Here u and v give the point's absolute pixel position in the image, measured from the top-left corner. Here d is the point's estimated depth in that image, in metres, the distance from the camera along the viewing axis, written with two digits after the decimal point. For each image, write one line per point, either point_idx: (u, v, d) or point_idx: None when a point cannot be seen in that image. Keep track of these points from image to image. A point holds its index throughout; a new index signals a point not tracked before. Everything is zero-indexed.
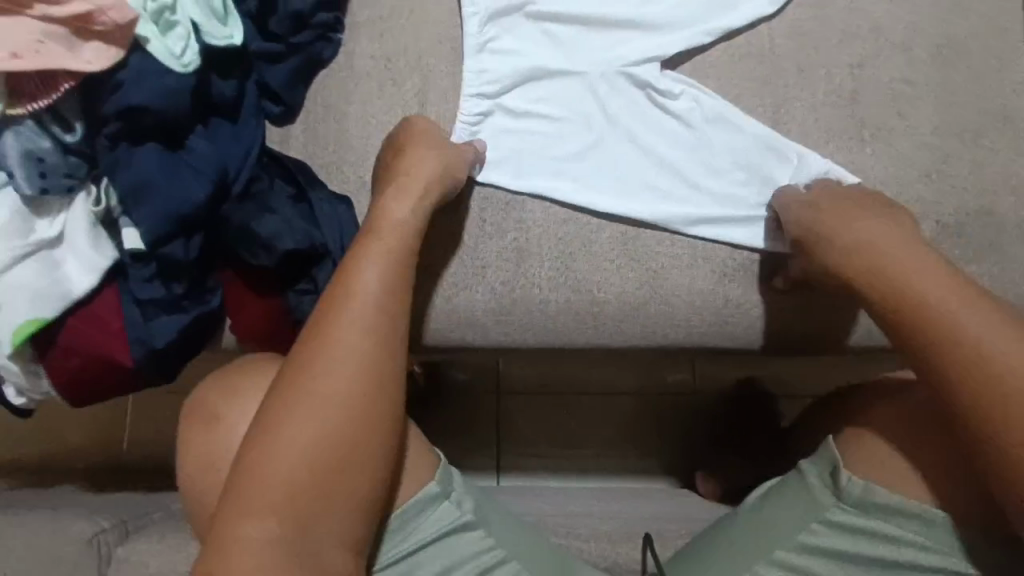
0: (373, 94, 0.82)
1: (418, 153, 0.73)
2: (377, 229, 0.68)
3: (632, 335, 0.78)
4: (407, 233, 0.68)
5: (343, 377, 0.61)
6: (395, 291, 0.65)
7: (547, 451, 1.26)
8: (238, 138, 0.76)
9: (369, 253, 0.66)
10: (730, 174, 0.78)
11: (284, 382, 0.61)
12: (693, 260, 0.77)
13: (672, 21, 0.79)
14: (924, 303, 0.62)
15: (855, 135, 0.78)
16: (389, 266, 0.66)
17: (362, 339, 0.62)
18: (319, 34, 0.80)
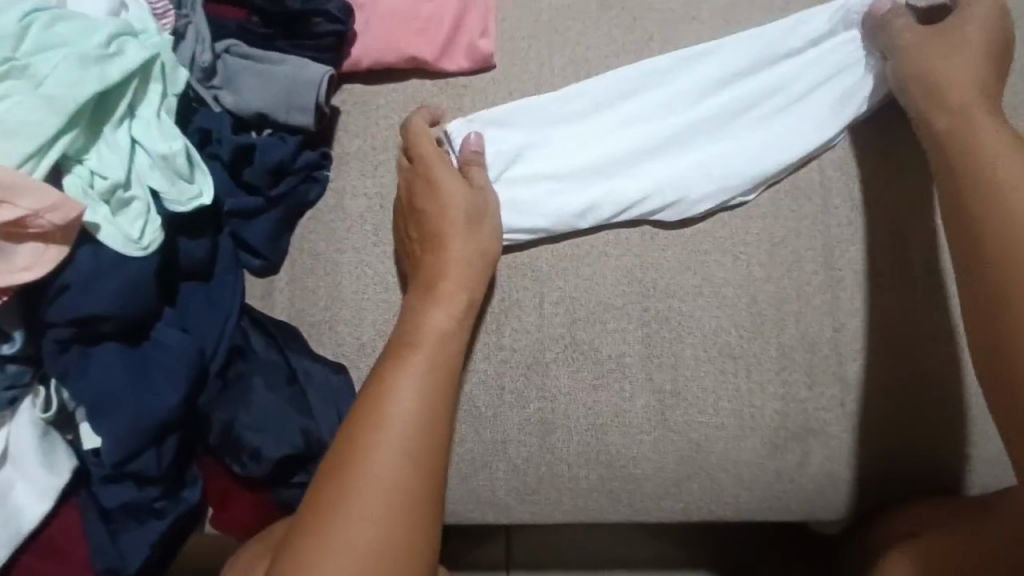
0: (368, 240, 0.70)
1: (454, 242, 0.65)
2: (416, 337, 0.62)
3: (673, 513, 0.69)
4: (449, 343, 0.63)
5: (393, 506, 0.55)
6: (441, 415, 0.60)
7: (571, 555, 1.10)
8: (214, 307, 0.65)
9: (411, 368, 0.60)
10: (789, 358, 0.68)
11: (317, 503, 0.56)
12: (742, 430, 0.68)
13: (725, 139, 0.71)
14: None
15: (920, 279, 0.69)
16: (427, 385, 0.60)
17: (410, 459, 0.57)
18: (304, 176, 0.69)
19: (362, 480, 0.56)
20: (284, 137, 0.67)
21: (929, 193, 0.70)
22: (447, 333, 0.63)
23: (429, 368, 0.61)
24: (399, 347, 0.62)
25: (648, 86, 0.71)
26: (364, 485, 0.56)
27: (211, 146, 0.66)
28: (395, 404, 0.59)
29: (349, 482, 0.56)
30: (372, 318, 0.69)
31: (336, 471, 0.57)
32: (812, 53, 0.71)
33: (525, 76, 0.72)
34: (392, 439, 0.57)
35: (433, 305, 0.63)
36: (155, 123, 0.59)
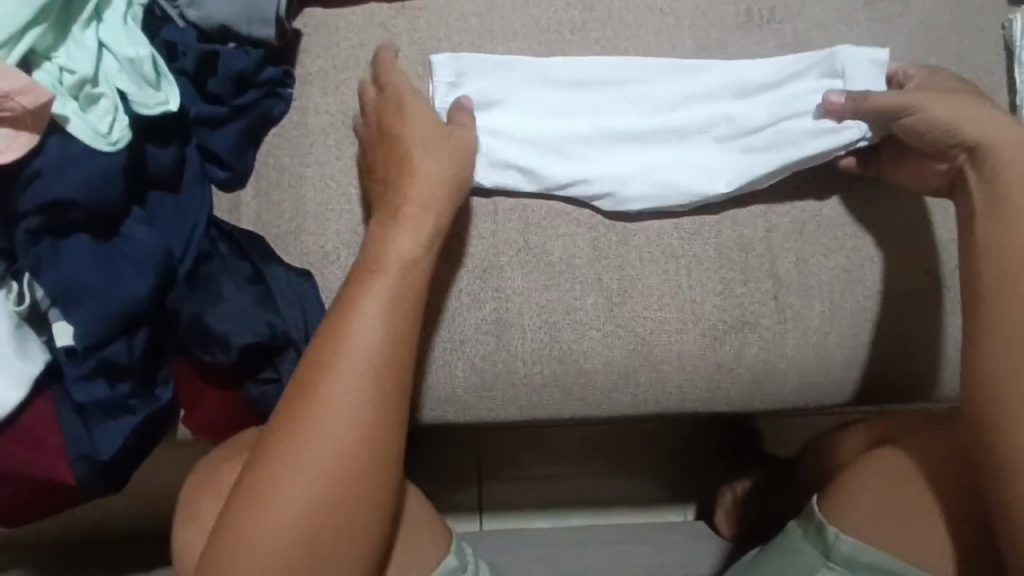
0: (330, 154, 0.74)
1: (433, 164, 0.66)
2: (373, 268, 0.61)
3: (623, 406, 0.74)
4: (408, 279, 0.61)
5: (346, 430, 0.56)
6: (403, 344, 0.59)
7: (538, 487, 1.12)
8: (181, 213, 0.69)
9: (370, 297, 0.59)
10: (729, 258, 0.73)
11: (275, 430, 0.57)
12: (684, 323, 0.73)
13: (689, 154, 0.73)
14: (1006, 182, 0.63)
15: (845, 186, 0.74)
16: (389, 315, 0.59)
17: (370, 390, 0.57)
18: (267, 90, 0.73)
19: (315, 410, 0.56)
20: (247, 51, 0.71)
21: None
22: (412, 267, 0.62)
23: (386, 302, 0.59)
24: (359, 273, 0.61)
25: (631, 84, 0.74)
26: (316, 416, 0.56)
27: (178, 59, 0.70)
28: (347, 336, 0.58)
29: (303, 411, 0.56)
30: (335, 227, 0.73)
31: (292, 401, 0.57)
32: (798, 85, 0.74)
33: None
34: (345, 370, 0.57)
35: (398, 238, 0.62)
36: (121, 27, 0.63)
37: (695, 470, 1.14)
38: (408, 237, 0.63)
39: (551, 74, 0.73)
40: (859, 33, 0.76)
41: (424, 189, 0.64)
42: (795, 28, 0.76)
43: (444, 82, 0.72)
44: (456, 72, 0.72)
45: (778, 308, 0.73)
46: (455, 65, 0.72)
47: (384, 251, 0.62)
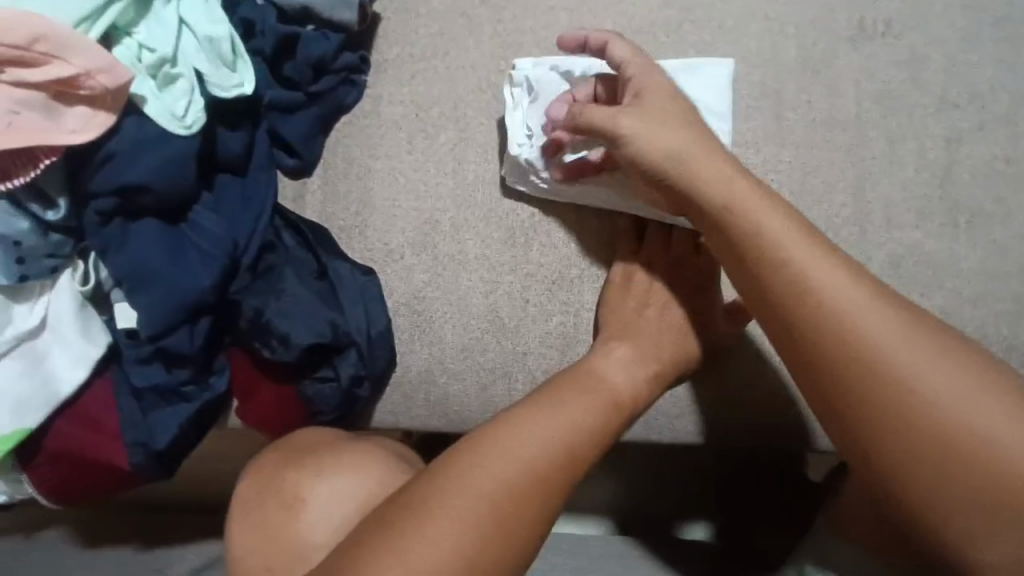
0: (402, 148, 0.72)
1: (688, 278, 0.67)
2: (588, 376, 0.59)
3: (688, 435, 0.70)
4: (614, 409, 0.58)
5: (500, 507, 0.49)
6: (581, 443, 0.54)
7: None
8: (249, 200, 0.67)
9: (565, 394, 0.57)
10: None
11: (448, 490, 0.49)
12: (760, 355, 0.69)
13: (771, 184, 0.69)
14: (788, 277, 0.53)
15: (948, 222, 0.68)
16: (578, 407, 0.56)
17: (535, 470, 0.51)
18: (342, 77, 0.70)
19: (502, 492, 0.50)
20: (327, 35, 0.68)
21: (968, 130, 0.68)
22: (608, 389, 0.59)
23: (597, 424, 0.56)
24: (562, 378, 0.59)
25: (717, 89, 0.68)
26: (500, 511, 0.49)
27: (255, 39, 0.67)
28: (546, 434, 0.53)
29: (491, 495, 0.49)
30: (400, 224, 0.71)
31: (474, 476, 0.50)
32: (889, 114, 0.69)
33: None
34: (547, 469, 0.52)
35: (627, 347, 0.63)
36: (203, 4, 0.61)
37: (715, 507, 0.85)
38: (620, 370, 0.61)
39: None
40: (983, 52, 0.69)
41: (660, 286, 0.67)
42: (912, 42, 0.69)
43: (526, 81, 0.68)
44: (533, 76, 0.68)
45: None
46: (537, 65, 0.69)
47: (596, 368, 0.61)
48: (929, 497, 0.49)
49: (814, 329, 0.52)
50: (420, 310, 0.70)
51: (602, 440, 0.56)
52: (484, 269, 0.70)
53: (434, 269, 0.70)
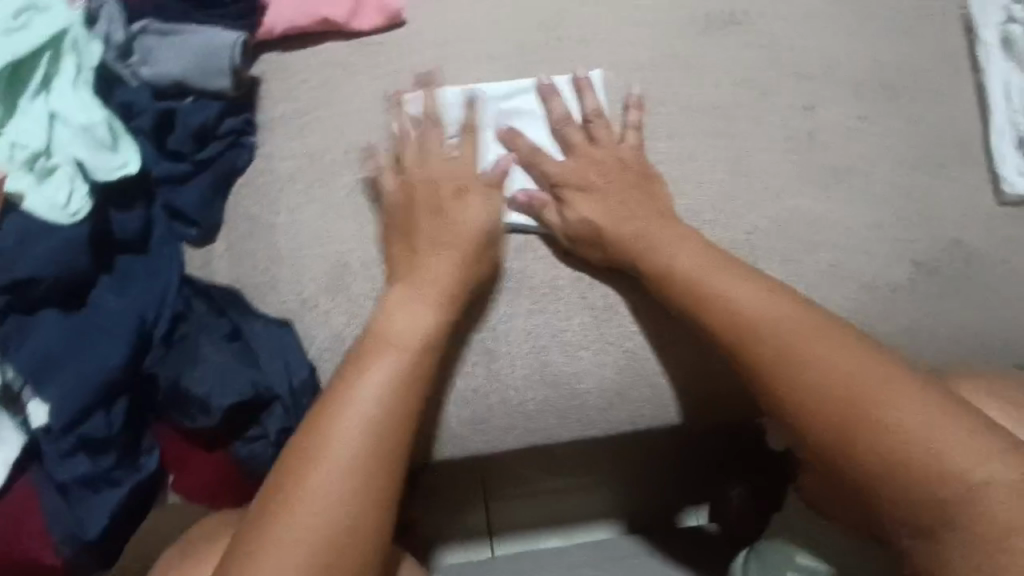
0: (301, 199, 0.73)
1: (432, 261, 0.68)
2: (390, 333, 0.62)
3: (620, 423, 0.73)
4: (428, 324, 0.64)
5: (326, 528, 0.52)
6: (396, 424, 0.58)
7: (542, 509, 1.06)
8: (154, 275, 0.68)
9: (362, 384, 0.59)
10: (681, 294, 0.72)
11: (273, 537, 0.51)
12: (674, 335, 0.72)
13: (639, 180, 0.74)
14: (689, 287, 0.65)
15: (818, 183, 0.72)
16: (371, 415, 0.57)
17: (355, 481, 0.55)
18: (229, 142, 0.72)
19: (326, 526, 0.52)
20: (205, 104, 0.71)
21: (819, 99, 0.74)
22: (405, 361, 0.61)
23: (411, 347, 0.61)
24: (319, 412, 0.58)
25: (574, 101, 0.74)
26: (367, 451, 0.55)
27: (134, 120, 0.69)
28: (354, 423, 0.57)
29: (314, 532, 0.52)
30: (311, 273, 0.72)
31: (335, 453, 0.55)
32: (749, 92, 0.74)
33: (436, 31, 0.76)
34: (363, 473, 0.55)
35: (395, 368, 0.60)
36: (70, 93, 0.63)
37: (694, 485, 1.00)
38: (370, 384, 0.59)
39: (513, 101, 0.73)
40: (819, 28, 0.75)
41: (448, 258, 0.67)
42: (759, 29, 0.76)
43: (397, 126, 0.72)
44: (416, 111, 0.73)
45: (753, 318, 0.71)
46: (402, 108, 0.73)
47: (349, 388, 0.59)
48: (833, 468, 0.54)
49: (729, 324, 0.62)
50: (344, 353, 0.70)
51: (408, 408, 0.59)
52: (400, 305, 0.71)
53: (352, 310, 0.71)
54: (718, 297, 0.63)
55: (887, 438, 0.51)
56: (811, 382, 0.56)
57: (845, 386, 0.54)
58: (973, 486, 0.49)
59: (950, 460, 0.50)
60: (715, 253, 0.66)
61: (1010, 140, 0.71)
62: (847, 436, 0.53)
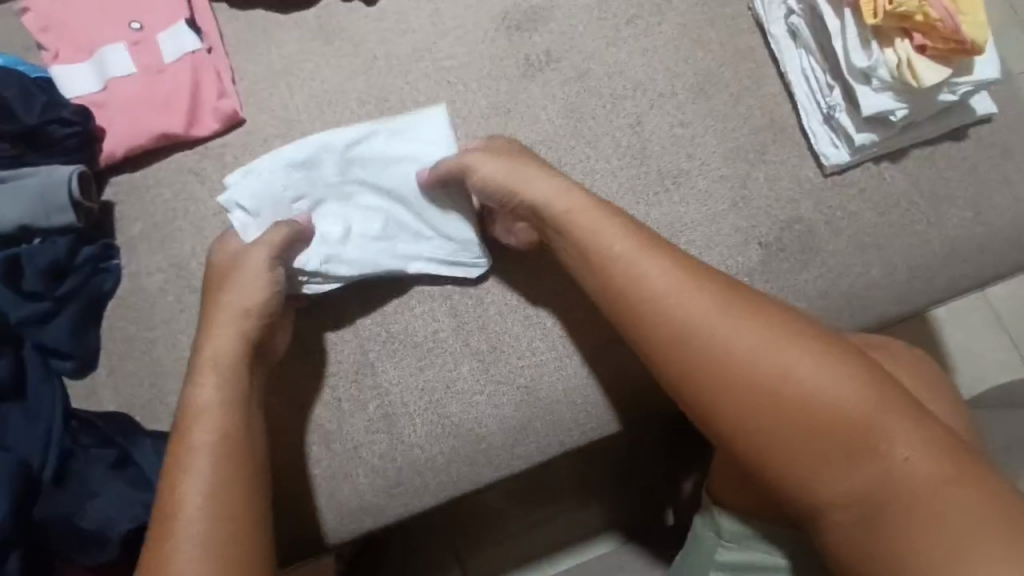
0: (174, 309, 0.74)
1: (225, 325, 0.65)
2: (193, 424, 0.60)
3: (530, 455, 0.74)
4: (237, 406, 0.62)
5: None
6: (231, 505, 0.56)
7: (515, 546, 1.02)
8: (33, 418, 0.68)
9: (186, 484, 0.57)
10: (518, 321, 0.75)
11: None
12: (559, 360, 0.75)
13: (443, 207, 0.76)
14: (613, 273, 0.63)
15: (660, 189, 0.77)
16: (201, 508, 0.56)
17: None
18: (89, 271, 0.73)
19: None
20: (55, 241, 0.72)
21: (642, 113, 0.79)
22: (220, 438, 0.59)
23: (219, 437, 0.60)
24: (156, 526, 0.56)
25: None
26: (211, 557, 0.53)
27: None
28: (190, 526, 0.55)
29: None
30: None
31: (177, 565, 0.53)
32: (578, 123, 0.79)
33: (274, 122, 0.78)
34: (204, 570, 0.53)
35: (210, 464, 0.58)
36: None
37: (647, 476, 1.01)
38: (193, 482, 0.57)
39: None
40: (628, 48, 0.80)
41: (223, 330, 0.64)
42: (572, 61, 0.80)
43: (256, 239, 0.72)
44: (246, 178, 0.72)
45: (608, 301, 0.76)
46: (253, 227, 0.72)
47: (177, 493, 0.56)
48: (762, 438, 0.55)
49: (678, 318, 0.59)
50: None
51: (239, 487, 0.58)
52: (290, 388, 0.73)
53: None
54: (640, 277, 0.61)
55: (824, 418, 0.53)
56: (743, 356, 0.56)
57: (792, 372, 0.55)
58: (893, 460, 0.51)
59: (877, 435, 0.52)
60: (636, 232, 0.65)
61: (818, 118, 0.77)
62: (787, 421, 0.54)
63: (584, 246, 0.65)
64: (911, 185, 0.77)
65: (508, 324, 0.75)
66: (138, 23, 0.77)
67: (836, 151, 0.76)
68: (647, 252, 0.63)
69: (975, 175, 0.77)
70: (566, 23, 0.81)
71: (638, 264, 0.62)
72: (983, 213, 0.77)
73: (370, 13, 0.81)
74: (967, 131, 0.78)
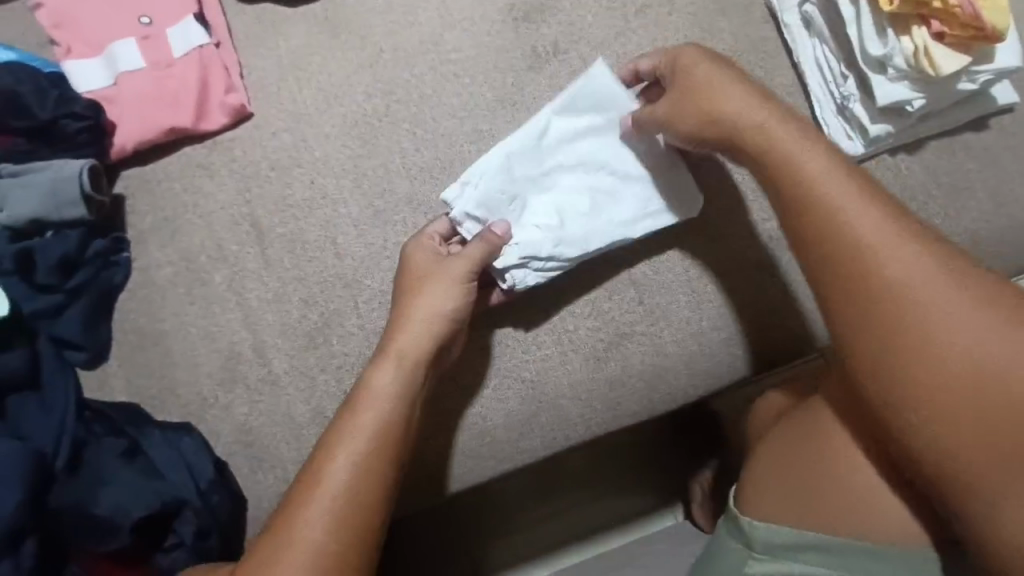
0: (183, 302, 0.75)
1: (428, 302, 0.67)
2: (362, 405, 0.62)
3: (534, 449, 0.74)
4: (402, 408, 0.63)
5: None
6: (364, 508, 0.59)
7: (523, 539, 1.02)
8: (46, 408, 0.69)
9: (333, 471, 0.59)
10: (612, 302, 0.74)
11: None
12: (566, 353, 0.74)
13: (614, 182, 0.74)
14: (817, 211, 0.59)
15: None
16: (338, 503, 0.58)
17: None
18: (100, 263, 0.74)
19: None
20: (65, 234, 0.73)
21: None
22: (382, 429, 0.61)
23: (377, 430, 0.61)
24: (297, 492, 0.59)
25: (411, 155, 0.77)
26: (327, 554, 0.57)
27: None
28: (324, 516, 0.57)
29: None
30: (206, 370, 0.74)
31: (302, 545, 0.56)
32: None
33: (281, 116, 0.78)
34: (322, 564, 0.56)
35: (361, 456, 0.60)
36: None
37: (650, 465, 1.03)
38: (342, 464, 0.59)
39: (361, 166, 0.77)
40: (638, 39, 0.79)
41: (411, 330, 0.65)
42: (581, 53, 0.79)
43: (462, 219, 0.72)
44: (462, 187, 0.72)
45: (671, 287, 0.75)
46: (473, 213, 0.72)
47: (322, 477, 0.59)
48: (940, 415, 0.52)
49: (884, 275, 0.56)
50: (252, 442, 0.72)
51: (375, 491, 0.60)
52: (333, 374, 0.73)
53: (252, 398, 0.73)
54: (839, 218, 0.58)
55: (1012, 409, 0.50)
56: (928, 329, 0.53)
57: (997, 350, 0.52)
58: None
59: None
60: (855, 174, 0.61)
61: (832, 109, 0.75)
62: (998, 405, 0.51)
63: (779, 182, 0.61)
64: (929, 177, 0.75)
65: (514, 318, 0.74)
66: (146, 18, 0.78)
67: (851, 143, 0.74)
68: (861, 198, 0.59)
69: (996, 167, 0.75)
70: (575, 14, 0.80)
71: (846, 203, 0.58)
72: (1004, 206, 0.74)
73: (377, 6, 0.81)
74: (988, 121, 0.76)
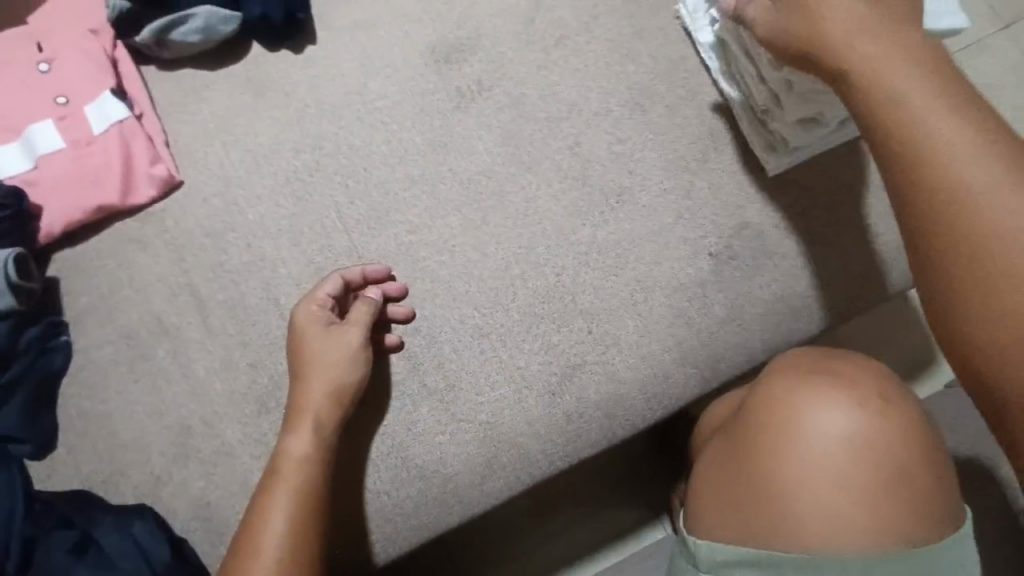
0: (127, 379, 0.74)
1: (328, 362, 0.70)
2: (284, 467, 0.67)
3: (500, 490, 0.73)
4: (316, 467, 0.67)
5: None
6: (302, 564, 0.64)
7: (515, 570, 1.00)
8: None
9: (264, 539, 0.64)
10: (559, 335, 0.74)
11: None
12: (518, 391, 0.73)
13: None
14: None
15: (604, 207, 0.76)
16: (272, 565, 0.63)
17: None
18: (36, 352, 0.73)
19: None
20: None
21: (580, 135, 0.78)
22: (305, 484, 0.66)
23: (302, 488, 0.66)
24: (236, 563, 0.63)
25: (345, 209, 0.77)
26: None
27: None
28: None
29: None
30: (156, 447, 0.72)
31: None
32: (516, 152, 0.78)
33: (211, 181, 0.78)
34: None
35: (289, 514, 0.65)
36: None
37: (634, 480, 1.02)
38: (276, 524, 0.64)
39: (297, 225, 0.77)
40: (560, 70, 0.79)
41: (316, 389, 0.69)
42: (505, 88, 0.79)
43: None
44: None
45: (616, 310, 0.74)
46: None
47: (260, 540, 0.64)
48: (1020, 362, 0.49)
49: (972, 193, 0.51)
50: (210, 516, 0.71)
51: (308, 545, 0.65)
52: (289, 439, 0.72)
53: (206, 471, 0.72)
54: None
55: None
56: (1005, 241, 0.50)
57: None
58: None
59: None
60: None
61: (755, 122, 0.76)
62: None
63: None
64: (857, 178, 0.76)
65: (466, 361, 0.74)
66: (62, 97, 0.77)
67: (776, 156, 0.76)
68: None
69: None
70: (495, 51, 0.80)
71: None
72: None
73: (297, 62, 0.81)
74: None
